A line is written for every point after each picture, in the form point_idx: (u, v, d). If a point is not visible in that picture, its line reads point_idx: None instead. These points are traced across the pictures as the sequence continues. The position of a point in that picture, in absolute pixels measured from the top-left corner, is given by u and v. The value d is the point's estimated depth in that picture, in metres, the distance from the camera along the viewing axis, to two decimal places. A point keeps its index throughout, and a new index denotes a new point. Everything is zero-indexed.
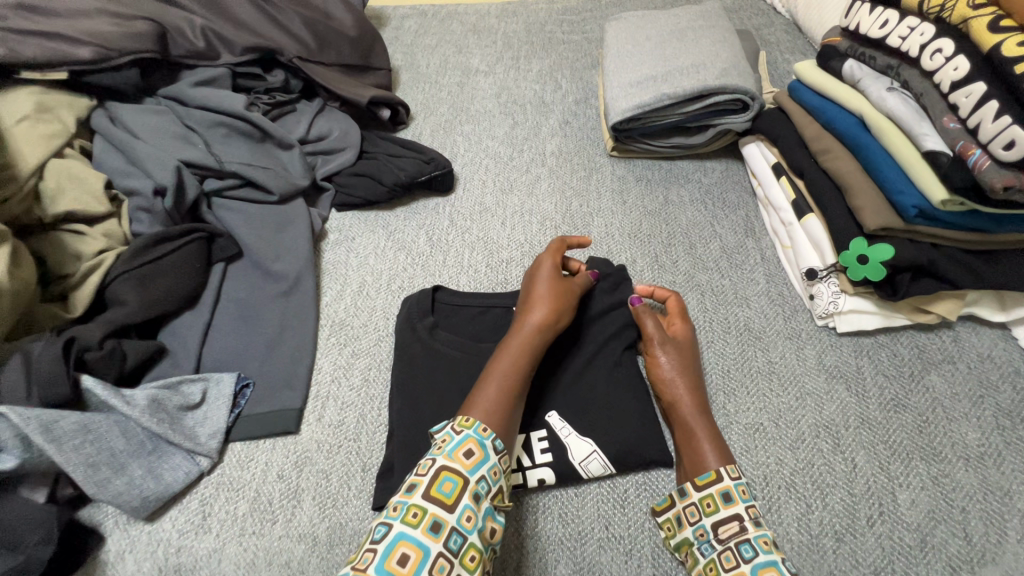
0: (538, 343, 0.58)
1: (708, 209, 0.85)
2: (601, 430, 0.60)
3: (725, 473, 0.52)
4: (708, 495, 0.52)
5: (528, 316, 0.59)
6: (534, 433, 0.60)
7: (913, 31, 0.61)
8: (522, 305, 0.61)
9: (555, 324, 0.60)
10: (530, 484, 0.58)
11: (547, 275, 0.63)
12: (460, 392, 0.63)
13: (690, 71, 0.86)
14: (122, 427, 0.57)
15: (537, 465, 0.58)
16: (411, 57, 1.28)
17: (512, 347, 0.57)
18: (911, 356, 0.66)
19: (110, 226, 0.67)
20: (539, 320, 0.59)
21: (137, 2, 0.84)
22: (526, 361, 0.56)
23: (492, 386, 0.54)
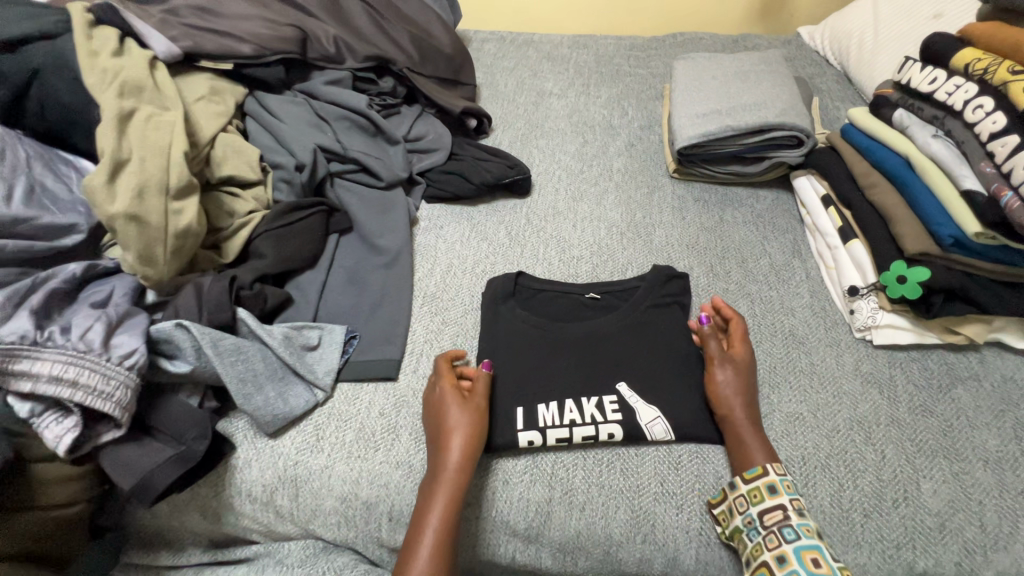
0: (463, 471, 0.63)
1: (760, 230, 0.95)
2: (664, 404, 0.69)
3: (772, 469, 0.63)
4: (756, 487, 0.62)
5: (448, 452, 0.63)
6: (607, 396, 0.70)
7: (958, 89, 0.71)
8: (439, 436, 0.65)
9: (472, 452, 0.64)
10: (602, 437, 0.67)
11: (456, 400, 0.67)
12: (542, 360, 0.74)
13: (752, 108, 0.97)
14: (261, 353, 0.69)
15: (608, 422, 0.68)
16: (491, 76, 1.42)
17: (440, 490, 0.62)
18: (940, 371, 0.74)
19: (258, 192, 0.81)
20: (460, 448, 0.63)
21: (284, 11, 1.00)
22: (453, 497, 0.62)
23: (428, 532, 0.60)
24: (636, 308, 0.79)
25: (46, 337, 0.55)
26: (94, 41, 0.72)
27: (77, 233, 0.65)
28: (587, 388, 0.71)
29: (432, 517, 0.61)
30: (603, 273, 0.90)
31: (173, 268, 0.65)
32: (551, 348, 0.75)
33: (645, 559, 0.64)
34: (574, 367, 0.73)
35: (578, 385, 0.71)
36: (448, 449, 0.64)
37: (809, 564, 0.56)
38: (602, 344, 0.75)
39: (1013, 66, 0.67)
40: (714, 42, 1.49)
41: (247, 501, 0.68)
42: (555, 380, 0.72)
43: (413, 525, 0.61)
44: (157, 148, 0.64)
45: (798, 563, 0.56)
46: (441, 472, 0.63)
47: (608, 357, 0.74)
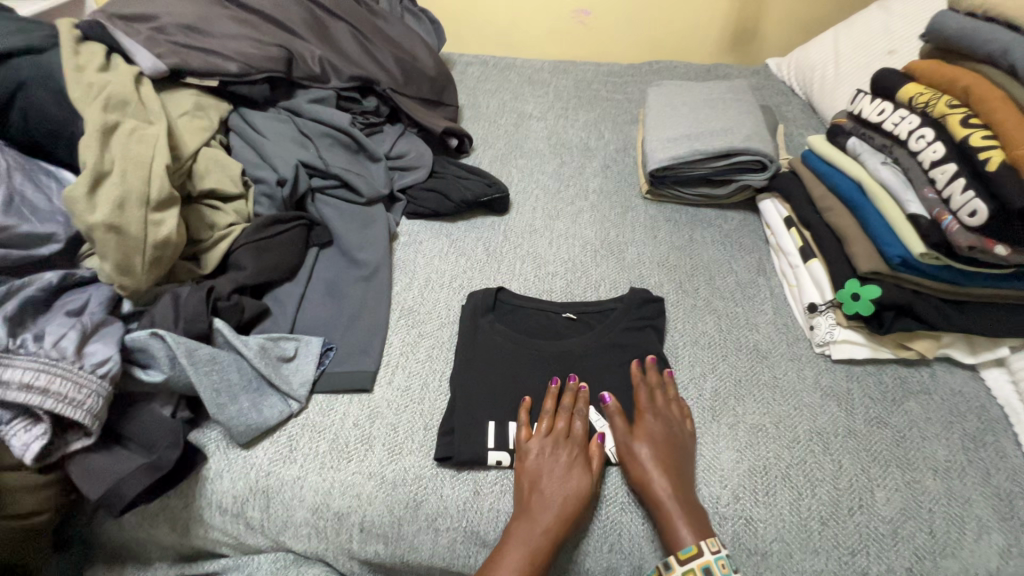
0: (568, 521, 0.62)
1: (728, 249, 0.99)
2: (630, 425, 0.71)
3: (705, 548, 0.59)
4: (689, 570, 0.59)
5: (554, 500, 0.63)
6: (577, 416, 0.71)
7: (903, 120, 0.77)
8: (546, 482, 0.64)
9: (582, 506, 0.64)
10: None
11: (575, 457, 0.66)
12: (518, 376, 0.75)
13: (720, 133, 1.02)
14: (237, 363, 0.70)
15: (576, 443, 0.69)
16: (473, 99, 1.47)
17: (536, 534, 0.61)
18: (894, 384, 0.77)
19: (239, 205, 0.82)
20: (568, 509, 0.63)
21: (271, 31, 1.03)
22: (550, 542, 0.61)
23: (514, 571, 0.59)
24: (609, 328, 0.81)
25: (19, 343, 0.55)
26: (80, 57, 0.74)
27: (55, 242, 0.66)
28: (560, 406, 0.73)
29: (518, 559, 0.60)
30: (577, 289, 0.92)
31: (151, 277, 0.66)
32: (524, 367, 0.76)
33: (612, 567, 0.65)
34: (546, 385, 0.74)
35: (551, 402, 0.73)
36: (553, 498, 0.63)
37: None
38: (573, 362, 0.77)
39: (951, 101, 0.72)
40: (687, 71, 1.57)
41: (218, 513, 0.68)
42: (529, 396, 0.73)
43: (492, 563, 0.61)
44: (139, 160, 0.66)
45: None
46: (538, 521, 0.62)
47: (580, 376, 0.75)
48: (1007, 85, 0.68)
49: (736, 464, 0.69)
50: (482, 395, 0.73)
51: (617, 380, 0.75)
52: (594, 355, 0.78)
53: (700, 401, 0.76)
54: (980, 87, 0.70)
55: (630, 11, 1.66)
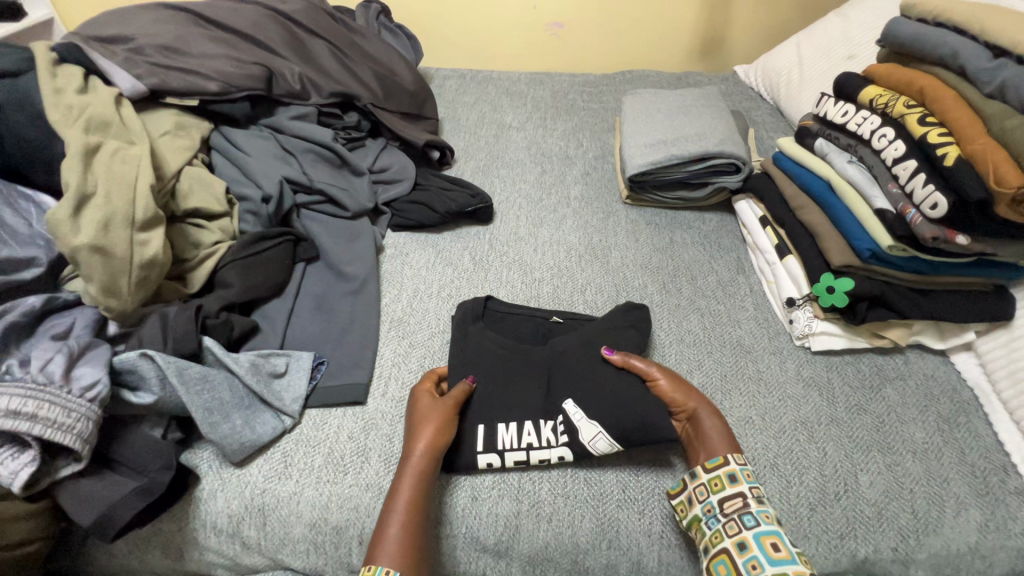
0: (430, 460, 0.65)
1: (707, 250, 1.02)
2: (608, 414, 0.69)
3: (732, 458, 0.65)
4: (717, 476, 0.64)
5: (413, 445, 0.66)
6: (557, 418, 0.71)
7: (865, 121, 0.81)
8: (409, 433, 0.68)
9: (440, 444, 0.67)
10: (552, 459, 0.69)
11: (428, 402, 0.70)
12: (499, 383, 0.76)
13: (695, 138, 1.05)
14: (229, 382, 0.70)
15: (559, 446, 0.69)
16: (453, 112, 1.49)
17: (405, 480, 0.64)
18: (871, 373, 0.81)
19: (224, 223, 0.82)
20: (425, 446, 0.66)
21: (250, 50, 1.03)
22: (421, 483, 0.64)
23: (394, 518, 0.61)
24: (590, 330, 0.81)
25: (5, 371, 0.56)
26: (58, 79, 0.73)
27: (37, 266, 0.65)
28: (540, 408, 0.73)
29: (398, 506, 0.62)
30: (563, 294, 0.94)
31: (138, 298, 0.66)
32: (503, 373, 0.77)
33: (610, 565, 0.66)
34: (523, 391, 0.75)
35: (527, 407, 0.73)
36: (414, 444, 0.66)
37: (768, 548, 0.58)
38: (552, 362, 0.77)
39: (908, 102, 0.77)
40: (660, 80, 1.62)
41: (213, 533, 0.67)
42: (513, 403, 0.73)
43: (380, 518, 0.63)
44: (123, 181, 0.66)
45: (757, 546, 0.58)
46: (404, 467, 0.65)
47: (556, 376, 0.75)
48: (958, 83, 0.73)
49: None
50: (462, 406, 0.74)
51: (590, 374, 0.74)
52: (573, 353, 0.77)
53: None
54: (934, 88, 0.74)
55: (602, 23, 1.70)
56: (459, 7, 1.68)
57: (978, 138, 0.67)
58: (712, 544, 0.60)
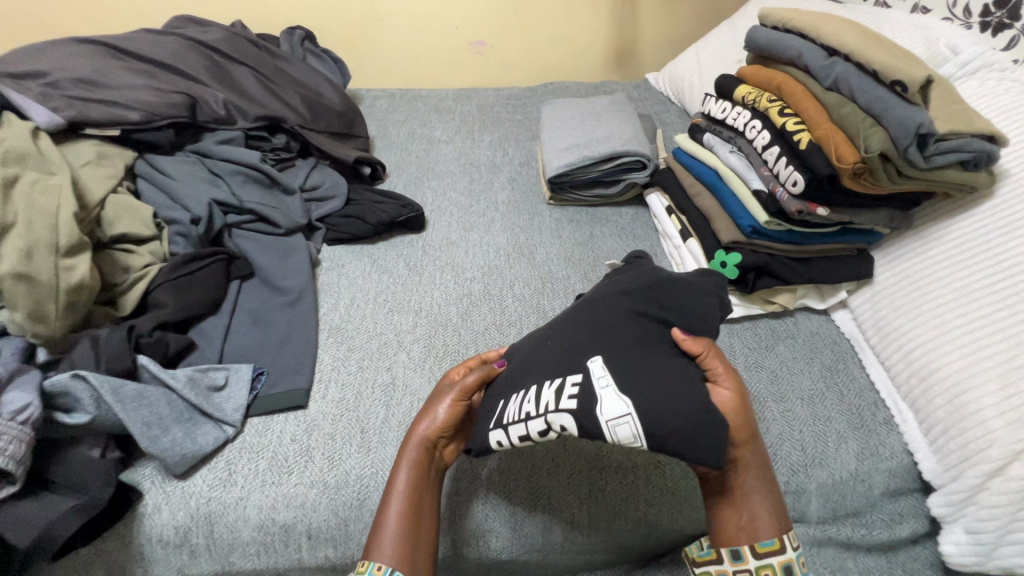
0: (424, 448, 0.68)
1: (624, 241, 1.12)
2: (640, 396, 0.57)
3: (788, 546, 0.57)
4: (767, 565, 0.57)
5: (411, 434, 0.68)
6: (572, 379, 0.62)
7: (739, 115, 0.93)
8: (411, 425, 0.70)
9: (439, 433, 0.69)
10: (552, 429, 0.60)
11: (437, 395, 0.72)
12: (548, 346, 0.68)
13: (604, 140, 1.16)
14: (167, 397, 0.72)
15: (561, 411, 0.59)
16: (383, 130, 1.55)
17: (400, 466, 0.66)
18: (766, 334, 0.91)
19: (154, 246, 0.84)
20: (423, 434, 0.68)
21: (171, 79, 1.06)
22: (417, 471, 0.66)
23: (389, 505, 0.64)
24: (665, 286, 0.68)
25: None
26: None
27: None
28: (562, 369, 0.64)
29: (394, 494, 0.64)
30: (494, 290, 1.00)
31: (66, 323, 0.67)
32: (548, 337, 0.70)
33: (547, 528, 0.73)
34: (557, 351, 0.66)
35: (552, 368, 0.64)
36: (412, 432, 0.69)
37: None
38: (605, 319, 0.67)
39: (770, 97, 0.89)
40: (578, 90, 1.74)
41: (160, 546, 0.69)
42: (541, 365, 0.66)
43: (378, 507, 0.64)
44: (44, 209, 0.67)
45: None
46: (402, 457, 0.67)
47: (601, 337, 0.65)
48: (806, 79, 0.85)
49: None
50: (501, 383, 0.70)
51: (643, 338, 0.63)
52: (631, 320, 0.65)
53: None
54: (787, 83, 0.87)
55: (521, 40, 1.81)
56: (383, 31, 1.75)
57: (823, 123, 0.79)
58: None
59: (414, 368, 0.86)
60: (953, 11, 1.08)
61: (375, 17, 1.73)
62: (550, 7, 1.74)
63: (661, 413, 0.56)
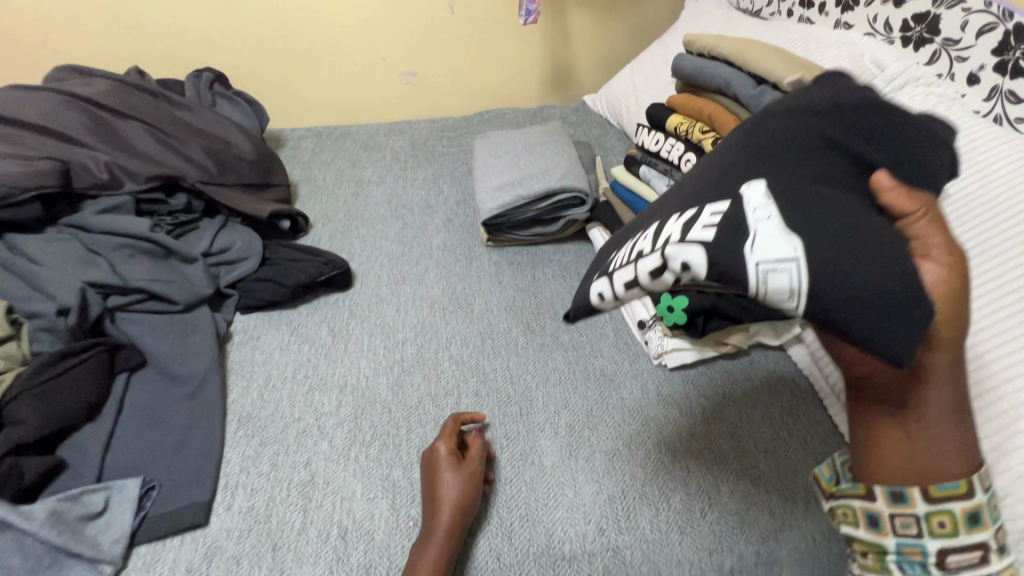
0: (456, 524, 0.65)
1: (568, 282, 1.05)
2: (823, 247, 0.42)
3: (977, 490, 0.52)
4: (947, 513, 0.52)
5: (438, 512, 0.66)
6: (716, 212, 0.48)
7: (673, 147, 0.88)
8: (430, 503, 0.67)
9: (465, 507, 0.66)
10: (675, 264, 0.46)
11: (447, 465, 0.69)
12: (724, 173, 0.54)
13: (539, 176, 1.09)
14: (19, 544, 0.59)
15: (686, 245, 0.46)
16: (308, 173, 1.44)
17: (431, 548, 0.63)
18: (722, 378, 0.85)
19: (9, 349, 0.72)
20: (451, 510, 0.65)
21: (40, 145, 0.94)
22: (446, 551, 0.63)
23: None
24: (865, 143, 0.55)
25: None
26: None
27: None
28: (706, 197, 0.51)
29: None
30: (427, 352, 0.91)
31: None
32: (689, 185, 0.59)
33: None
34: (703, 184, 0.55)
35: (705, 196, 0.52)
36: (438, 510, 0.66)
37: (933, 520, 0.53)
38: (791, 156, 0.52)
39: (703, 127, 0.85)
40: (515, 117, 1.68)
41: None
42: (695, 193, 0.55)
43: None
44: None
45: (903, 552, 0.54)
46: (430, 537, 0.64)
47: (786, 164, 0.52)
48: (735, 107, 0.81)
49: (597, 495, 0.71)
50: (631, 231, 0.60)
51: (825, 175, 0.51)
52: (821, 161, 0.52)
53: (556, 440, 0.77)
54: (719, 114, 0.82)
55: (452, 68, 1.75)
56: (305, 66, 1.65)
57: None
58: (869, 566, 0.57)
59: (337, 458, 0.76)
60: (875, 27, 1.07)
61: (295, 53, 1.63)
62: (479, 33, 1.68)
63: (838, 266, 0.42)
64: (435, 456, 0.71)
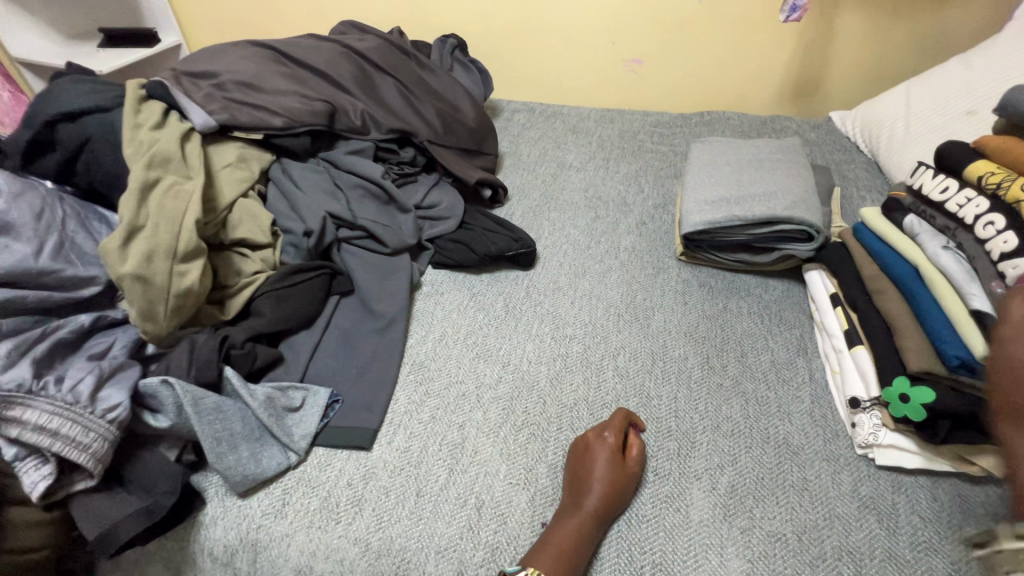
0: (606, 510, 0.66)
1: (764, 324, 0.92)
2: None
3: None
4: None
5: (587, 489, 0.67)
6: None
7: (970, 202, 0.72)
8: (579, 480, 0.69)
9: (614, 497, 0.67)
10: None
11: (608, 450, 0.69)
12: None
13: (763, 198, 0.96)
14: (241, 413, 0.72)
15: None
16: (515, 146, 1.48)
17: (572, 519, 0.65)
18: (952, 504, 0.67)
19: (266, 254, 0.86)
20: (601, 494, 0.66)
21: (320, 86, 1.09)
22: (589, 529, 0.64)
23: (553, 546, 0.62)
24: None
25: (41, 386, 0.59)
26: (141, 114, 0.82)
27: (96, 285, 0.70)
28: None
29: (559, 540, 0.63)
30: (593, 355, 0.88)
31: (173, 323, 0.70)
32: None
33: None
34: None
35: None
36: (587, 486, 0.67)
37: None
38: None
39: None
40: (740, 124, 1.51)
41: (209, 559, 0.69)
42: None
43: (540, 539, 0.64)
44: (172, 215, 0.70)
45: None
46: (576, 509, 0.66)
47: None
48: None
49: None
50: None
51: None
52: None
53: (712, 497, 0.69)
54: None
55: (682, 60, 1.62)
56: None
57: None
58: None
59: (487, 432, 0.78)
60: None
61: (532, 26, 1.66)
62: (722, 24, 1.52)
63: None
64: (603, 436, 0.71)
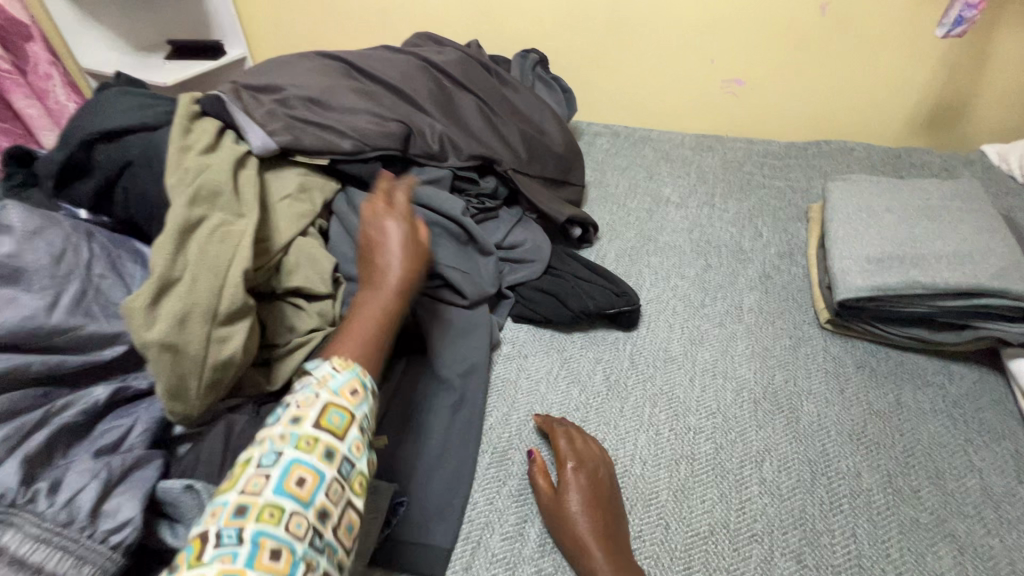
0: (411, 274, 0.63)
1: (959, 429, 0.69)
2: None
3: None
4: None
5: (383, 261, 0.62)
6: None
7: None
8: (374, 257, 0.63)
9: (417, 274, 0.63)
10: None
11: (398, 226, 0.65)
12: None
13: (955, 262, 0.75)
14: None
15: None
16: (600, 174, 1.28)
17: (378, 295, 0.60)
18: None
19: (326, 305, 0.69)
20: (403, 261, 0.62)
21: (394, 104, 0.95)
22: (394, 306, 0.60)
23: (352, 335, 0.56)
24: None
25: (30, 497, 0.44)
26: (191, 135, 0.69)
27: (122, 344, 0.56)
28: None
29: (359, 329, 0.57)
30: (729, 460, 0.67)
31: (208, 402, 0.55)
32: None
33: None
34: None
35: None
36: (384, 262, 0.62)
37: None
38: None
39: None
40: (869, 156, 1.27)
41: None
42: None
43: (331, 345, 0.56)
44: (216, 265, 0.56)
45: None
46: (378, 282, 0.61)
47: None
48: None
49: None
50: None
51: None
52: None
53: None
54: None
55: (792, 81, 1.40)
56: None
57: None
58: None
59: None
60: None
61: None
62: (847, 41, 1.31)
63: None
64: (376, 212, 0.65)
